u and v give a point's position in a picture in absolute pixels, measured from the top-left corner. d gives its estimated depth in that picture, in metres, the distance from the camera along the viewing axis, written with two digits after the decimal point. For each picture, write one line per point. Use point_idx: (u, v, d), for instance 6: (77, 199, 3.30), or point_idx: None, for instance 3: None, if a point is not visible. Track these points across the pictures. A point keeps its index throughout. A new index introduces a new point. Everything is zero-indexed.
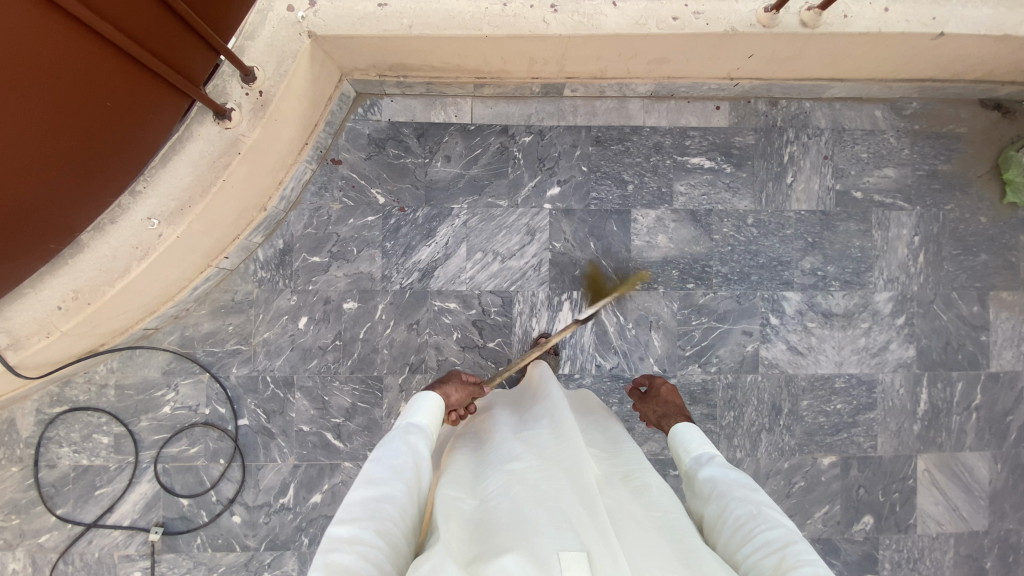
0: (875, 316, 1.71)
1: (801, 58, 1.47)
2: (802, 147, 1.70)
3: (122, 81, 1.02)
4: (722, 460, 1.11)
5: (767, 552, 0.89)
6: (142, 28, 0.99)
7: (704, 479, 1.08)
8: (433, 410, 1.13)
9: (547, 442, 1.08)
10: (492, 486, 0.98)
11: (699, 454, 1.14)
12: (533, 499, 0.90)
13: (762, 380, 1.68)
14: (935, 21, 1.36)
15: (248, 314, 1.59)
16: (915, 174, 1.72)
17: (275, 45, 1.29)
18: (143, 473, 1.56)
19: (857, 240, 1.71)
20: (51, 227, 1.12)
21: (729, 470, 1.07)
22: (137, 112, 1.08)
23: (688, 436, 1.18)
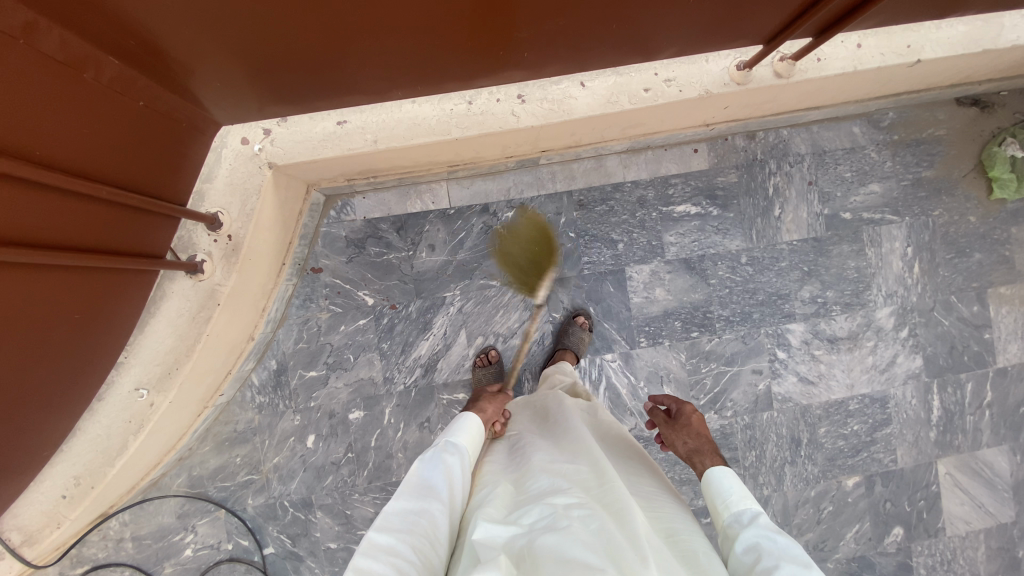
0: (880, 333, 1.72)
1: (778, 100, 1.43)
2: (786, 177, 1.68)
3: (85, 284, 0.95)
4: (771, 525, 0.87)
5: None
6: (95, 231, 0.93)
7: (743, 544, 0.85)
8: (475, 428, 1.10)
9: (588, 471, 0.92)
10: (531, 518, 0.79)
11: (744, 515, 0.92)
12: (580, 542, 0.71)
13: (779, 415, 1.69)
14: (910, 49, 1.31)
15: (254, 442, 1.55)
16: (900, 184, 1.71)
17: (235, 183, 1.22)
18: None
19: (852, 261, 1.70)
20: (42, 432, 1.06)
21: (776, 538, 0.83)
22: (104, 303, 1.02)
23: (728, 490, 0.98)
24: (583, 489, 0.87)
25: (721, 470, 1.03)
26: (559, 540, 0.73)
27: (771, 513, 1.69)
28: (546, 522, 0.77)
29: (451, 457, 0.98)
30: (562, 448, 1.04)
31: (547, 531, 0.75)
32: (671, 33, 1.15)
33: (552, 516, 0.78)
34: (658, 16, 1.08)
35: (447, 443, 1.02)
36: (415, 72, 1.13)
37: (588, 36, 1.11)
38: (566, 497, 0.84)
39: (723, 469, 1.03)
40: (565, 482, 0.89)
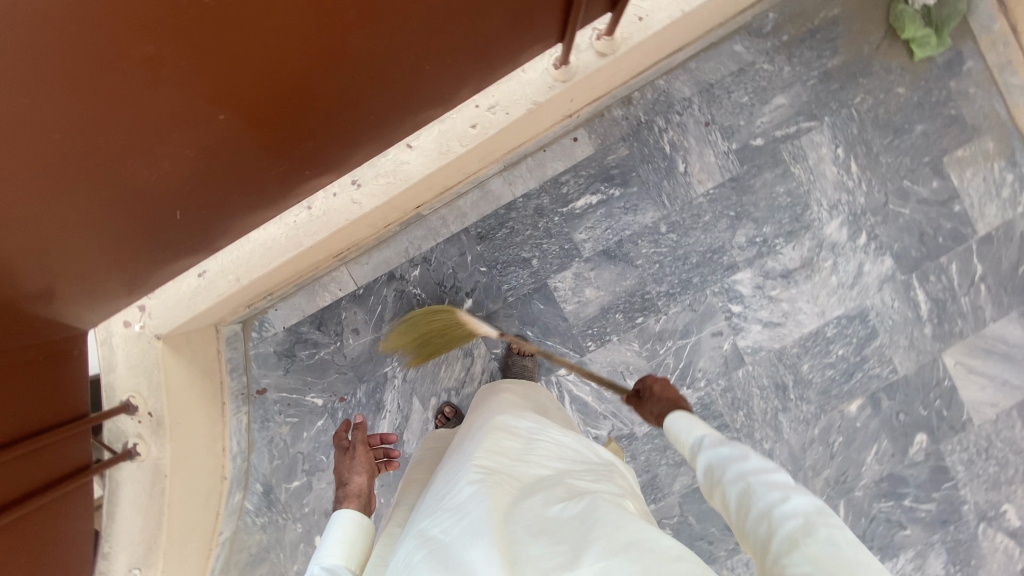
0: (836, 248, 1.59)
1: (624, 68, 1.31)
2: (679, 127, 1.56)
3: (22, 530, 1.04)
4: (715, 438, 0.88)
5: (783, 536, 0.67)
6: (7, 487, 1.01)
7: (702, 469, 0.85)
8: (356, 517, 1.00)
9: (442, 482, 0.91)
10: (401, 557, 0.79)
11: (693, 441, 0.91)
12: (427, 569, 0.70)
13: (755, 368, 1.62)
14: None
15: (270, 559, 1.65)
16: (807, 84, 1.55)
17: (136, 364, 1.26)
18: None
19: (779, 187, 1.57)
20: None
21: (722, 450, 0.84)
22: (52, 530, 1.12)
23: (680, 427, 0.96)
24: (436, 503, 0.86)
25: (674, 415, 1.00)
26: None
27: (779, 464, 1.64)
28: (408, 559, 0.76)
29: None
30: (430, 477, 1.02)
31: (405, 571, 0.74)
32: (461, 70, 1.06)
33: (411, 551, 0.77)
34: (428, 83, 1.04)
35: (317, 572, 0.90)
36: (239, 215, 1.11)
37: (377, 114, 1.04)
38: (427, 532, 0.80)
39: (677, 413, 1.00)
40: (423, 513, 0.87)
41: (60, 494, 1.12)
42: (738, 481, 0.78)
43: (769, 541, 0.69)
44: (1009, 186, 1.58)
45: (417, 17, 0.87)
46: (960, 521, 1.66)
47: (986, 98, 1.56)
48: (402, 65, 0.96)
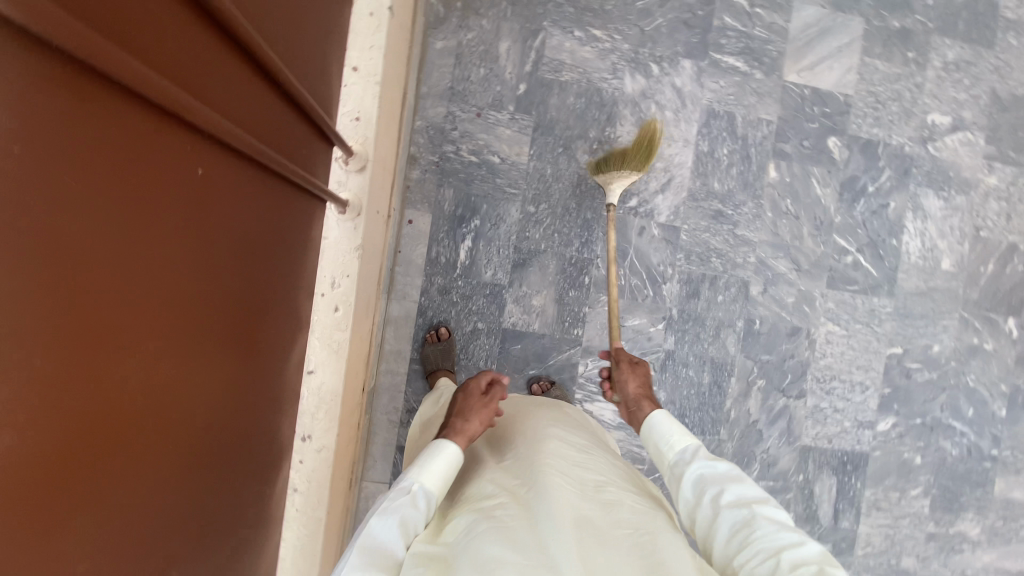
0: (647, 93, 1.68)
1: (385, 150, 1.36)
2: (464, 135, 1.62)
3: None
4: (706, 453, 1.09)
5: (765, 558, 0.86)
6: None
7: (690, 479, 1.06)
8: (455, 452, 1.01)
9: (509, 474, 0.98)
10: (460, 523, 0.89)
11: (682, 450, 1.12)
12: (497, 543, 0.81)
13: (689, 221, 1.71)
14: (374, 13, 1.23)
15: None
16: (508, 17, 1.63)
17: None
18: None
19: (568, 97, 1.65)
20: None
21: (715, 465, 1.05)
22: None
23: (666, 433, 1.16)
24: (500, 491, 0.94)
25: (661, 415, 1.20)
26: (478, 553, 0.80)
27: (772, 259, 1.74)
28: (468, 527, 0.87)
29: (411, 509, 0.91)
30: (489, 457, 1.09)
31: (469, 538, 0.84)
32: (285, 276, 1.03)
33: (474, 520, 0.88)
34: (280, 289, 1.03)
35: (417, 494, 0.94)
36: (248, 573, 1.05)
37: (266, 383, 1.01)
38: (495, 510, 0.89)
39: (659, 412, 1.20)
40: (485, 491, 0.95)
41: None
42: (734, 495, 0.98)
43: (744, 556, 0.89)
44: None
45: (237, 296, 0.85)
46: (914, 161, 1.79)
47: None
48: (255, 334, 0.93)
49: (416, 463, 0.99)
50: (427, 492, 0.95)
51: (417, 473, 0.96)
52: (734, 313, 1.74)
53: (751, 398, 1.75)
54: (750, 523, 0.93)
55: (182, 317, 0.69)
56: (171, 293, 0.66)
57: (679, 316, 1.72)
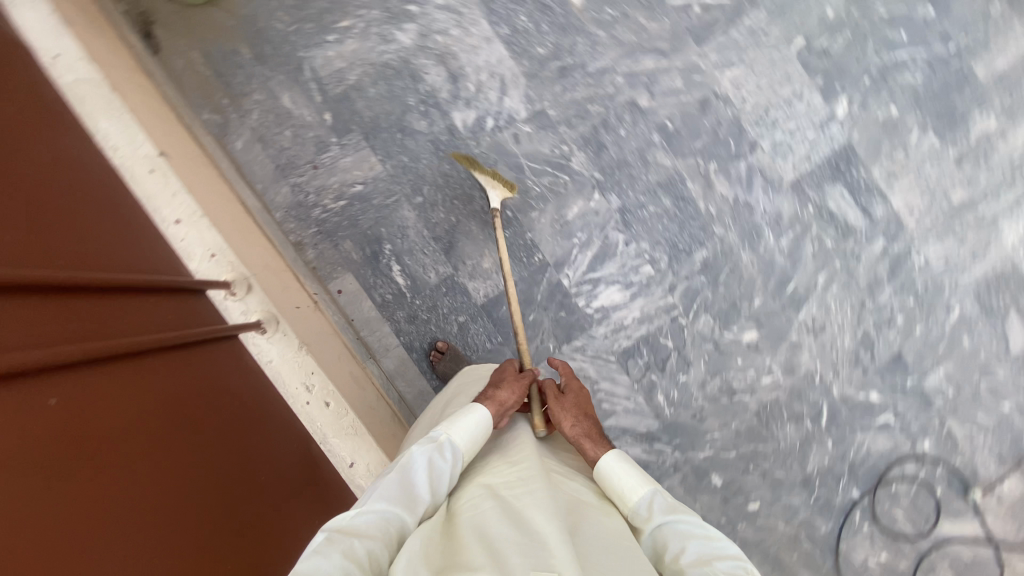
0: (422, 30, 1.64)
1: (263, 260, 1.42)
2: (320, 191, 1.63)
3: None
4: (663, 498, 0.98)
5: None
6: None
7: (664, 536, 0.95)
8: (485, 418, 1.02)
9: (514, 463, 1.02)
10: (469, 497, 0.93)
11: (638, 492, 0.99)
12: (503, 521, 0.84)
13: (545, 96, 1.67)
14: (153, 167, 1.26)
15: (772, 547, 1.69)
16: (269, 75, 1.63)
17: None
18: (946, 531, 1.70)
19: (369, 91, 1.64)
20: None
21: (683, 522, 0.94)
22: None
23: (614, 472, 1.03)
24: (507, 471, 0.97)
25: (617, 453, 1.05)
26: (485, 527, 0.83)
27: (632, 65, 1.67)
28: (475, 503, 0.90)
29: (439, 461, 0.93)
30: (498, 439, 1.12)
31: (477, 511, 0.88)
32: (266, 416, 1.19)
33: (485, 497, 0.91)
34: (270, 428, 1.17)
35: (444, 445, 0.95)
36: None
37: (274, 453, 1.15)
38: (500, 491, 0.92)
39: (613, 451, 1.05)
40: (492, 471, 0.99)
41: None
42: (694, 554, 0.89)
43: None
44: None
45: (205, 431, 1.01)
46: None
47: None
48: (225, 426, 1.06)
49: (447, 417, 1.00)
50: (456, 447, 0.96)
51: (446, 426, 0.98)
52: (645, 133, 1.69)
53: (717, 184, 1.71)
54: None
55: (113, 452, 0.83)
56: (98, 462, 0.80)
57: (605, 174, 1.69)
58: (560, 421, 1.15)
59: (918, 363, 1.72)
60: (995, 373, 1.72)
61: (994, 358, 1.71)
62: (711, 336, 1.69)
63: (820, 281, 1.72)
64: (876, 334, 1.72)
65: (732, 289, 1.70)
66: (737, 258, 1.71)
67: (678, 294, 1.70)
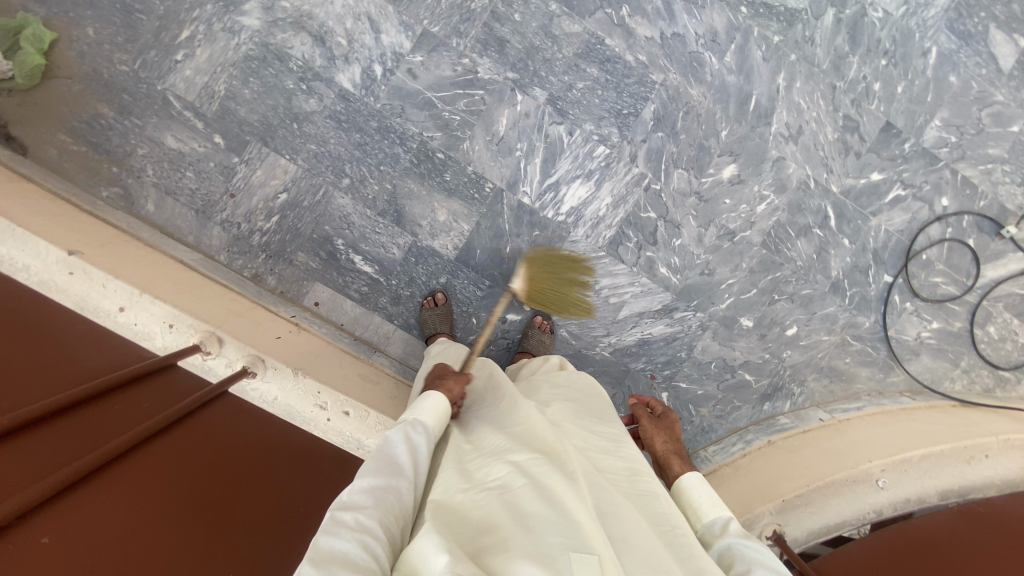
0: (266, 3, 1.47)
1: (221, 309, 1.33)
2: (249, 216, 1.55)
3: None
4: (740, 528, 0.93)
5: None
6: None
7: (727, 551, 0.90)
8: (444, 400, 1.01)
9: (534, 436, 0.94)
10: (493, 471, 0.85)
11: (713, 517, 0.97)
12: (542, 500, 0.77)
13: (421, 14, 1.49)
14: (69, 264, 1.18)
15: (826, 361, 1.67)
16: (142, 123, 1.50)
17: None
18: (988, 274, 1.65)
19: (245, 94, 1.50)
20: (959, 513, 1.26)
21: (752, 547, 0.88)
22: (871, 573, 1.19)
23: (696, 493, 1.01)
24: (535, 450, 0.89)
25: (698, 477, 1.05)
26: (517, 507, 0.77)
27: None
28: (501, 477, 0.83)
29: (415, 437, 0.91)
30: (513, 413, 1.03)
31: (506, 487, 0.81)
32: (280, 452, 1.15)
33: (512, 470, 0.83)
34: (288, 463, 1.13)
35: (417, 423, 0.94)
36: None
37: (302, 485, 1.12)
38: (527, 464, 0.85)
39: (695, 475, 1.04)
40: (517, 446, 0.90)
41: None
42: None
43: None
44: None
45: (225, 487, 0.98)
46: None
47: None
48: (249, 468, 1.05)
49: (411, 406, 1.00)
50: (428, 425, 0.95)
51: (414, 411, 0.97)
52: (542, 7, 1.51)
53: (637, 28, 1.53)
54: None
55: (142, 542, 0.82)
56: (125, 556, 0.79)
57: (518, 71, 1.53)
58: (653, 439, 1.19)
59: (910, 123, 1.60)
60: (992, 98, 1.59)
61: (990, 82, 1.58)
62: (691, 188, 1.60)
63: (781, 83, 1.57)
64: (857, 112, 1.59)
65: (695, 131, 1.58)
66: (688, 97, 1.57)
67: (642, 161, 1.58)
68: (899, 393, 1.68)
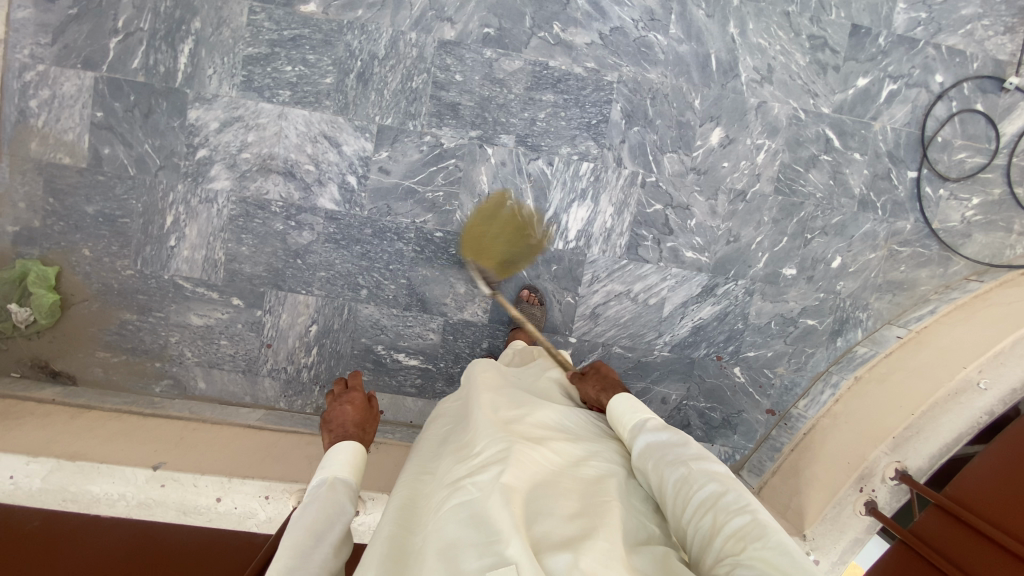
0: (229, 162, 1.51)
1: (300, 460, 1.39)
2: (291, 357, 1.60)
3: (1004, 503, 1.11)
4: (656, 422, 0.94)
5: (701, 516, 0.77)
6: (991, 549, 1.09)
7: (645, 446, 0.90)
8: (348, 450, 0.92)
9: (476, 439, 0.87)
10: (434, 495, 0.80)
11: (637, 419, 0.96)
12: (467, 515, 0.72)
13: (371, 112, 1.50)
14: (159, 479, 1.23)
15: (882, 277, 1.63)
16: (165, 313, 1.56)
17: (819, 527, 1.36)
18: (1008, 132, 1.58)
19: (243, 251, 1.54)
20: None
21: (664, 435, 0.90)
22: (997, 478, 1.15)
23: (625, 407, 1.00)
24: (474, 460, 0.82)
25: (625, 398, 1.03)
26: (443, 528, 0.71)
27: (413, 11, 1.47)
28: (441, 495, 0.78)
29: (330, 493, 0.85)
30: (472, 414, 0.98)
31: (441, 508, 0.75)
32: None
33: (450, 486, 0.79)
34: None
35: (336, 481, 0.87)
36: None
37: None
38: (456, 480, 0.79)
39: (624, 396, 1.03)
40: (462, 459, 0.84)
41: (962, 506, 1.18)
42: (675, 456, 0.85)
43: (714, 535, 0.74)
44: (38, 97, 1.48)
45: None
46: None
47: (14, 188, 1.50)
48: None
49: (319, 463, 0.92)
50: (337, 479, 0.88)
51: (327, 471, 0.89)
52: (477, 56, 1.50)
53: (574, 40, 1.51)
54: (689, 479, 0.81)
55: None
56: None
57: (479, 126, 1.53)
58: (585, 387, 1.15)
59: (876, 16, 1.53)
60: None
61: None
62: (686, 166, 1.57)
63: (734, 31, 1.53)
64: (819, 28, 1.53)
65: (668, 112, 1.55)
66: (649, 83, 1.53)
67: (628, 160, 1.56)
68: (965, 280, 1.63)
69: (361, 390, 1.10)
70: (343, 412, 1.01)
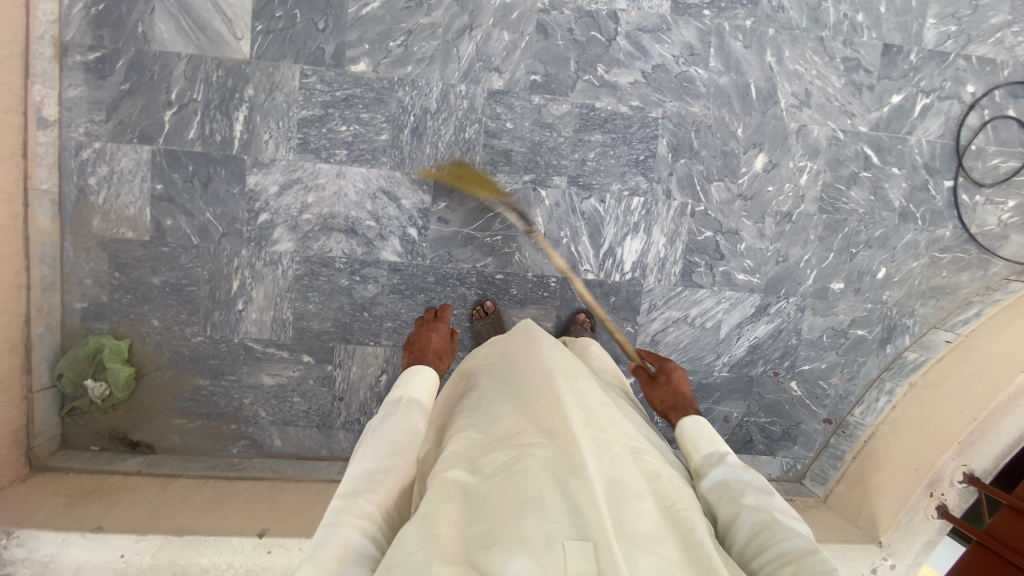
0: (291, 223, 1.54)
1: None
2: (364, 408, 1.63)
3: None
4: (737, 461, 0.88)
5: (765, 555, 0.70)
6: None
7: (718, 474, 0.84)
8: (429, 378, 1.00)
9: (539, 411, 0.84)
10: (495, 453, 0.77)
11: (713, 449, 0.91)
12: (545, 482, 0.68)
13: (427, 165, 1.53)
14: (264, 544, 1.26)
15: (926, 284, 1.69)
16: (238, 375, 1.59)
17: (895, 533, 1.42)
18: None
19: (310, 308, 1.57)
20: None
21: (743, 474, 0.84)
22: None
23: (701, 434, 0.95)
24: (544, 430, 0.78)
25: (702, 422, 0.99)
26: (515, 490, 0.68)
27: (463, 63, 1.51)
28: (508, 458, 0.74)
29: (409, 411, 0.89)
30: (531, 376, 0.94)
31: (510, 468, 0.72)
32: None
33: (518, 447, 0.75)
34: None
35: (411, 401, 0.92)
36: None
37: None
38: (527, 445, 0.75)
39: (701, 420, 0.99)
40: (527, 425, 0.80)
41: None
42: (753, 498, 0.78)
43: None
44: (96, 174, 1.49)
45: None
46: None
47: (80, 266, 1.52)
48: None
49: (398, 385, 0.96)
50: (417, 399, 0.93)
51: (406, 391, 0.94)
52: (527, 102, 1.54)
53: (619, 80, 1.55)
54: (771, 525, 0.73)
55: None
56: None
57: (533, 170, 1.56)
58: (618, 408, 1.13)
59: (906, 35, 1.59)
60: None
61: None
62: (733, 194, 1.62)
63: (772, 59, 1.57)
64: (852, 50, 1.59)
65: (713, 142, 1.59)
66: (693, 116, 1.58)
67: (678, 191, 1.61)
68: (1004, 280, 1.69)
69: (445, 325, 1.35)
70: (428, 338, 1.23)
